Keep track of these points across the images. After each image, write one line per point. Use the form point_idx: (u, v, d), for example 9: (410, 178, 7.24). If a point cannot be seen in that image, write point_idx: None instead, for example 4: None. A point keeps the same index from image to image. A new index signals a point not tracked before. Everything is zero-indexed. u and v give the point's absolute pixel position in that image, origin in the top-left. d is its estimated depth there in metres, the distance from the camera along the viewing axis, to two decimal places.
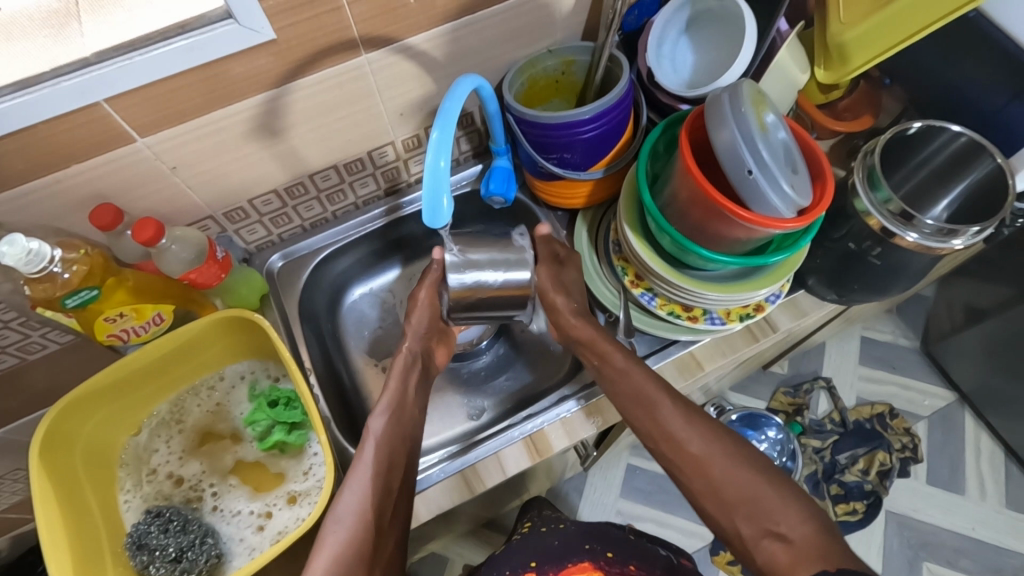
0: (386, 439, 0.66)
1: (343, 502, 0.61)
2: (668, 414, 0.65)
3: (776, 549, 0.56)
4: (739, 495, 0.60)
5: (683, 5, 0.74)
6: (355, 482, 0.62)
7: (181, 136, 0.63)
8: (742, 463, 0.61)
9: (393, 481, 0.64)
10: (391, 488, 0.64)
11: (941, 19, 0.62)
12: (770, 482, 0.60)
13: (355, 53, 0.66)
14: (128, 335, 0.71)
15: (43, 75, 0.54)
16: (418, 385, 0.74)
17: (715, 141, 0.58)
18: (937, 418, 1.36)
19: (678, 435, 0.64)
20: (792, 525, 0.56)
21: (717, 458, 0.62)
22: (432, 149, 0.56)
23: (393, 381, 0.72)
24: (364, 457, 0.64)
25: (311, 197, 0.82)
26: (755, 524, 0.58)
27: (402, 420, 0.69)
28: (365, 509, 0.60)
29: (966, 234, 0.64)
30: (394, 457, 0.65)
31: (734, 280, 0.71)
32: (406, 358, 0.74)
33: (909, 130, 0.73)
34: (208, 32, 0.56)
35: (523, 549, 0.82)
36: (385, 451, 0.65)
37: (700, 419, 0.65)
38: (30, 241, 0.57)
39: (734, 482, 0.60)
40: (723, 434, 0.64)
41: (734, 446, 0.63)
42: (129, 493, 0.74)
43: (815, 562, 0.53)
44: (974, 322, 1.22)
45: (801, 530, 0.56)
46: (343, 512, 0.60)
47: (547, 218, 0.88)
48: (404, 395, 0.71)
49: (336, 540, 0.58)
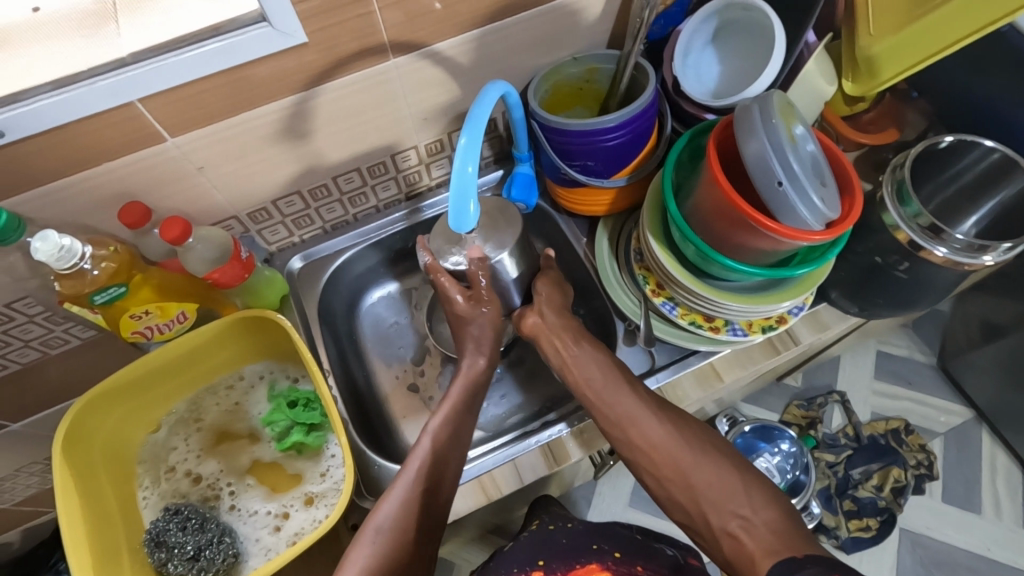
0: (437, 447, 0.67)
1: (383, 510, 0.62)
2: (634, 406, 0.66)
3: (740, 534, 0.58)
4: (704, 484, 0.62)
5: (710, 16, 0.74)
6: (395, 491, 0.63)
7: (210, 137, 0.64)
8: (704, 452, 0.64)
9: (440, 495, 0.65)
10: (436, 501, 0.64)
11: (972, 34, 0.61)
12: (735, 470, 0.62)
13: (382, 58, 0.66)
14: (152, 332, 0.71)
15: (79, 75, 0.54)
16: (476, 390, 0.74)
17: (744, 151, 0.58)
18: (953, 436, 1.34)
19: (641, 429, 0.65)
20: (757, 510, 0.59)
21: (684, 450, 0.64)
22: (461, 154, 0.56)
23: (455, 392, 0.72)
24: (411, 465, 0.65)
25: (332, 200, 0.82)
26: (718, 512, 0.60)
27: (454, 427, 0.69)
28: (407, 517, 0.62)
29: (997, 250, 0.63)
30: (443, 468, 0.66)
31: (757, 292, 0.70)
32: (474, 376, 0.73)
33: (941, 143, 0.73)
34: (241, 35, 0.56)
35: (529, 545, 0.82)
36: (436, 461, 0.66)
37: (668, 411, 0.67)
38: (63, 237, 0.58)
39: (700, 473, 0.62)
40: (688, 426, 0.66)
41: (698, 438, 0.65)
42: (146, 490, 0.74)
43: (781, 547, 0.55)
44: (992, 338, 1.20)
45: (763, 514, 0.58)
46: (383, 519, 0.62)
47: (567, 225, 0.88)
48: (462, 403, 0.71)
49: (370, 550, 0.60)
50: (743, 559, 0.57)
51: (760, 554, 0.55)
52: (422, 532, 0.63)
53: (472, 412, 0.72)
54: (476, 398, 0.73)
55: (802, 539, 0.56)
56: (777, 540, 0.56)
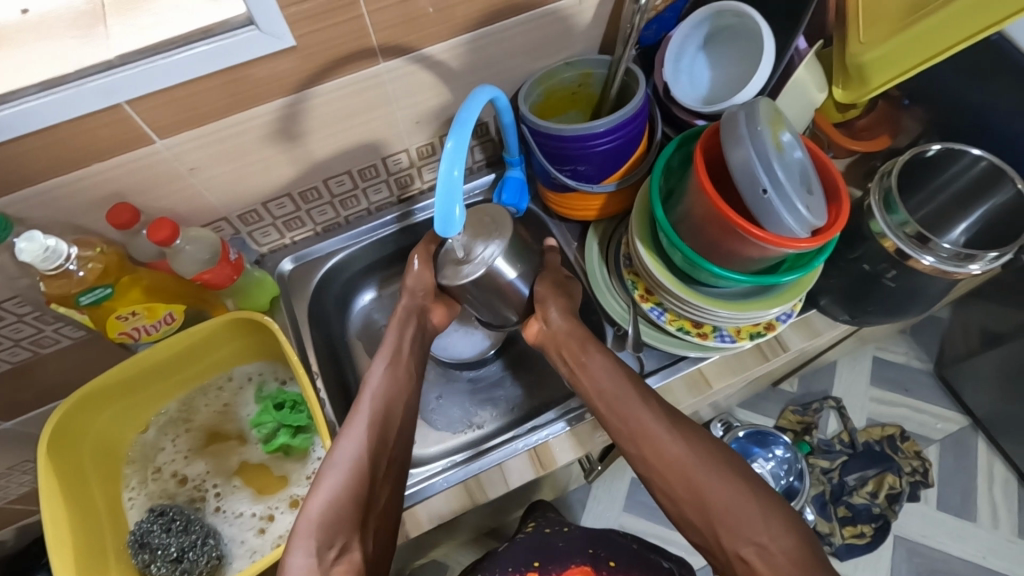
0: (383, 392, 0.69)
1: (341, 448, 0.63)
2: (651, 422, 0.66)
3: (753, 558, 0.58)
4: (718, 506, 0.61)
5: (701, 22, 0.74)
6: (351, 433, 0.65)
7: (200, 139, 0.64)
8: (722, 472, 0.63)
9: (389, 434, 0.67)
10: (387, 439, 0.66)
11: (962, 42, 0.61)
12: (751, 492, 0.62)
13: (373, 61, 0.66)
14: (140, 333, 0.71)
15: (68, 76, 0.54)
16: (414, 338, 0.76)
17: (730, 158, 0.58)
18: (950, 443, 1.33)
19: (658, 444, 0.65)
20: (770, 536, 0.59)
21: (699, 469, 0.63)
22: (446, 158, 0.56)
23: (392, 337, 0.74)
24: (362, 411, 0.67)
25: (324, 202, 0.82)
26: (731, 536, 0.60)
27: (397, 377, 0.71)
28: (362, 456, 0.63)
29: (984, 260, 0.63)
30: (390, 411, 0.68)
31: (744, 298, 0.70)
32: (402, 311, 0.76)
33: (929, 151, 0.73)
34: (231, 38, 0.56)
35: (524, 547, 0.83)
36: (382, 404, 0.68)
37: (683, 425, 0.66)
38: (48, 238, 0.58)
39: (715, 492, 0.62)
40: (704, 444, 0.65)
41: (716, 458, 0.64)
42: (133, 490, 0.75)
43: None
44: (989, 346, 1.20)
45: (777, 542, 0.58)
46: (342, 454, 0.63)
47: (559, 230, 0.88)
48: (401, 353, 0.73)
49: (330, 483, 0.61)
50: None
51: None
52: (377, 468, 0.64)
53: (412, 356, 0.75)
54: (415, 345, 0.76)
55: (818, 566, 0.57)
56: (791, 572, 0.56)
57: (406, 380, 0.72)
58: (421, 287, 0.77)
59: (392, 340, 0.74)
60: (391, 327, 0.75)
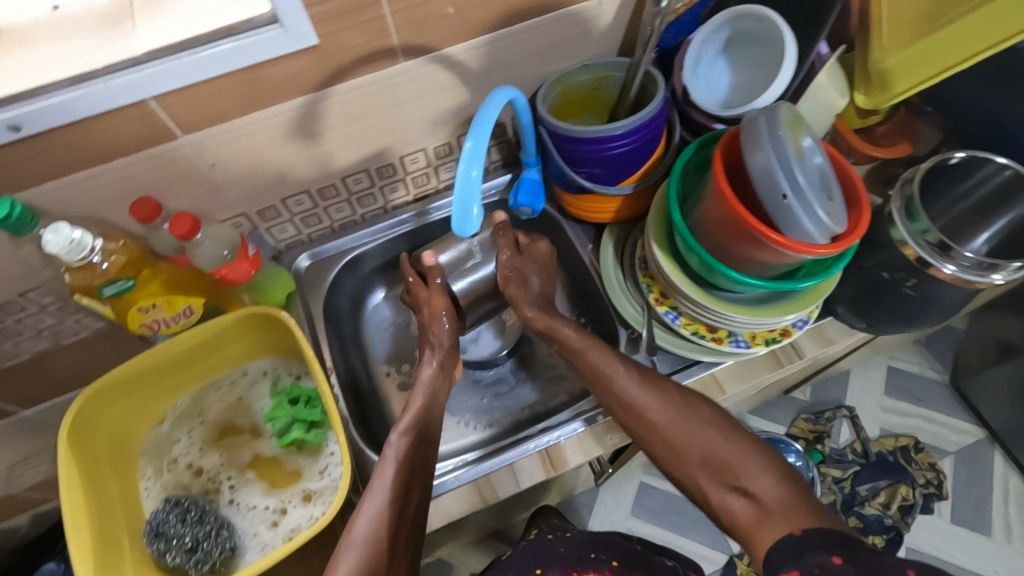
0: (405, 463, 0.63)
1: (359, 522, 0.59)
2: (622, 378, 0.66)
3: (739, 506, 0.56)
4: (703, 459, 0.60)
5: (721, 26, 0.74)
6: (369, 504, 0.60)
7: (221, 135, 0.65)
8: (705, 424, 0.62)
9: (409, 507, 0.61)
10: (406, 512, 0.61)
11: (989, 48, 0.62)
12: (725, 437, 0.61)
13: (393, 61, 0.67)
14: (159, 326, 0.72)
15: (96, 72, 0.55)
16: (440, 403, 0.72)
17: (750, 162, 0.58)
18: (964, 455, 1.31)
19: (639, 403, 0.64)
20: (755, 481, 0.56)
21: (681, 424, 0.62)
22: (465, 158, 0.56)
23: (414, 403, 0.69)
24: (380, 481, 0.62)
25: (341, 200, 0.83)
26: (719, 485, 0.58)
27: (421, 443, 0.66)
28: (380, 532, 0.58)
29: (1008, 269, 0.62)
30: (411, 481, 0.63)
31: (760, 304, 0.70)
32: (431, 380, 0.71)
33: (952, 159, 0.72)
34: (255, 36, 0.57)
35: (525, 555, 0.82)
36: (403, 475, 0.63)
37: (654, 383, 0.65)
38: (74, 231, 0.59)
39: (699, 445, 0.61)
40: (678, 399, 0.64)
41: (695, 411, 0.63)
42: (149, 480, 0.76)
43: (779, 520, 0.52)
44: (1006, 357, 1.18)
45: (764, 485, 0.56)
46: (359, 529, 0.58)
47: (574, 232, 0.88)
48: (424, 418, 0.68)
49: (348, 564, 0.56)
50: (739, 529, 0.55)
51: (757, 527, 0.53)
52: (395, 545, 0.59)
53: (436, 426, 0.69)
54: (435, 410, 0.70)
55: (811, 502, 0.54)
56: (781, 516, 0.52)
57: (427, 449, 0.66)
58: (445, 336, 0.76)
59: (414, 406, 0.69)
60: (416, 394, 0.70)
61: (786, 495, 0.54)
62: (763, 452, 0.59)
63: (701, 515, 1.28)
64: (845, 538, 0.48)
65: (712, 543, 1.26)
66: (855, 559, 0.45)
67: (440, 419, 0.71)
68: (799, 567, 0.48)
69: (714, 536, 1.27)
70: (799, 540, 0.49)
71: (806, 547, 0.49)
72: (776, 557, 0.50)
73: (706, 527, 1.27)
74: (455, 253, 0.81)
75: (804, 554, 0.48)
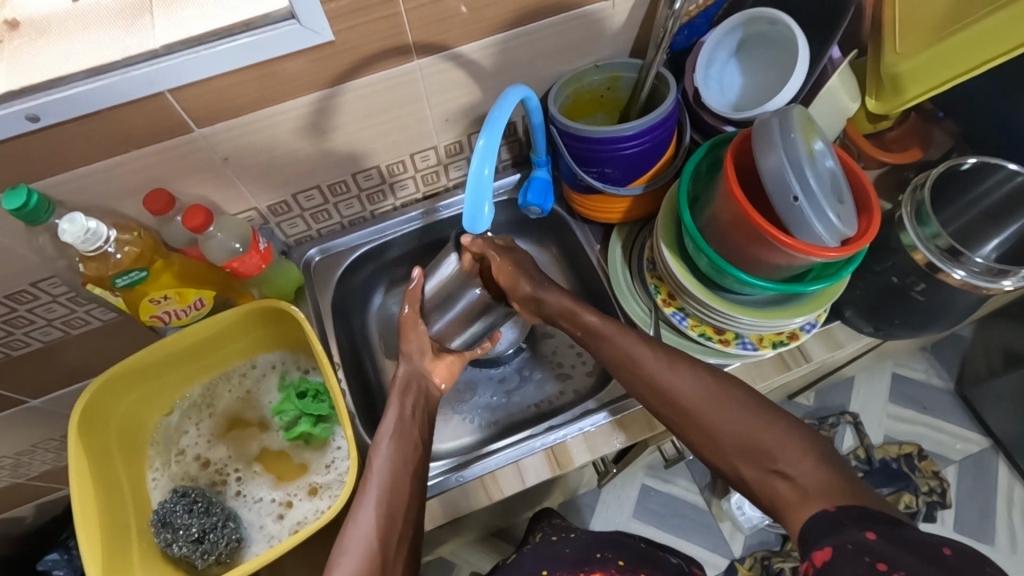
0: (387, 470, 0.63)
1: (350, 531, 0.59)
2: (650, 363, 0.65)
3: (782, 488, 0.56)
4: (742, 444, 0.59)
5: (734, 28, 0.74)
6: (362, 511, 0.60)
7: (236, 129, 0.66)
8: (742, 406, 0.60)
9: (399, 511, 0.61)
10: (395, 516, 0.61)
11: (1002, 55, 0.61)
12: (763, 420, 0.59)
13: (407, 58, 0.67)
14: (170, 318, 0.73)
15: (114, 64, 0.56)
16: (416, 403, 0.70)
17: (761, 164, 0.58)
18: (969, 463, 1.31)
19: (674, 385, 0.64)
20: (795, 465, 0.56)
21: (712, 406, 0.61)
22: (477, 156, 0.56)
23: (392, 407, 0.69)
24: (370, 487, 0.62)
25: (351, 196, 0.83)
26: (758, 467, 0.58)
27: (406, 445, 0.66)
28: (371, 539, 0.59)
29: (1017, 275, 0.63)
30: (398, 486, 0.63)
31: (769, 306, 0.70)
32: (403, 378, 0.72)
33: (963, 165, 0.72)
34: (272, 31, 0.58)
35: (532, 557, 0.83)
36: (388, 480, 0.62)
37: (684, 365, 0.65)
38: (90, 220, 0.60)
39: (735, 427, 0.60)
40: (708, 381, 0.63)
41: (726, 393, 0.62)
42: (157, 471, 0.76)
43: (820, 501, 0.52)
44: (1014, 367, 1.18)
45: (806, 469, 0.55)
46: (354, 536, 0.59)
47: (582, 231, 0.88)
48: (405, 421, 0.68)
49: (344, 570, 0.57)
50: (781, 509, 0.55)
51: (798, 507, 0.54)
52: (388, 549, 0.59)
53: (420, 423, 0.69)
54: (417, 414, 0.70)
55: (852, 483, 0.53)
56: (821, 500, 0.52)
57: (413, 453, 0.65)
58: (416, 351, 0.73)
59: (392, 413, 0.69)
60: (391, 395, 0.70)
61: (829, 479, 0.54)
62: (800, 435, 0.58)
63: (703, 519, 1.28)
64: (878, 512, 0.50)
65: (713, 546, 1.26)
66: (890, 536, 0.47)
67: (428, 420, 0.71)
68: (833, 543, 0.48)
69: (715, 539, 1.26)
70: (835, 516, 0.50)
71: (841, 521, 0.49)
72: (812, 531, 0.51)
73: (707, 531, 1.27)
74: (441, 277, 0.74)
75: (839, 530, 0.49)
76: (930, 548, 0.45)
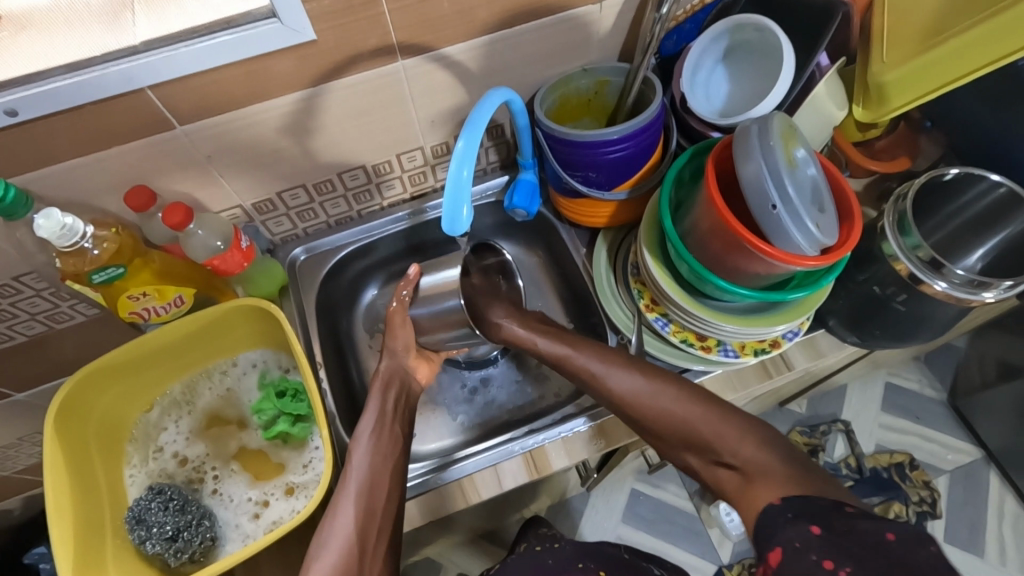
0: (366, 466, 0.63)
1: (331, 526, 0.60)
2: (605, 366, 0.67)
3: (724, 474, 0.58)
4: (692, 445, 0.61)
5: (721, 35, 0.74)
6: (342, 508, 0.61)
7: (218, 126, 0.65)
8: (687, 400, 0.62)
9: (377, 504, 0.61)
10: (375, 510, 0.61)
11: (985, 66, 0.61)
12: (714, 415, 0.60)
13: (391, 59, 0.67)
14: (149, 314, 0.73)
15: (93, 60, 0.56)
16: (397, 401, 0.71)
17: (741, 171, 0.58)
18: (960, 474, 1.30)
19: (625, 390, 0.65)
20: (746, 465, 0.57)
21: (664, 403, 0.63)
22: (457, 158, 0.56)
23: (373, 403, 0.69)
24: (349, 483, 0.62)
25: (337, 195, 0.83)
26: (702, 456, 0.60)
27: (384, 444, 0.66)
28: (351, 534, 0.59)
29: (998, 288, 0.62)
30: (377, 481, 0.62)
31: (751, 314, 0.69)
32: (384, 376, 0.72)
33: (945, 175, 0.72)
34: (252, 29, 0.57)
35: (517, 566, 0.83)
36: (367, 476, 0.62)
37: (640, 368, 0.66)
38: (66, 216, 0.60)
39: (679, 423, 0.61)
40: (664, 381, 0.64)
41: (680, 389, 0.63)
42: (134, 467, 0.76)
43: (772, 487, 0.53)
44: (1007, 378, 1.17)
45: (746, 459, 0.57)
46: (333, 528, 0.59)
47: (568, 235, 0.88)
48: (385, 421, 0.68)
49: (323, 562, 0.57)
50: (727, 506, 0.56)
51: (750, 493, 0.55)
52: (366, 541, 0.59)
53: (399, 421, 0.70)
54: (399, 411, 0.70)
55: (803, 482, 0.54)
56: (766, 483, 0.54)
57: (393, 448, 0.66)
58: (401, 348, 0.75)
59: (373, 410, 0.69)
60: (372, 394, 0.71)
61: (772, 460, 0.55)
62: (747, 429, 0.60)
63: (692, 524, 1.28)
64: (818, 501, 0.50)
65: (701, 552, 1.26)
66: (833, 530, 0.46)
67: (410, 417, 0.72)
68: (782, 541, 0.48)
69: (703, 545, 1.26)
70: (779, 509, 0.51)
71: (786, 516, 0.50)
72: (763, 526, 0.51)
73: (695, 536, 1.27)
74: (441, 279, 0.77)
75: (783, 526, 0.49)
76: (873, 537, 0.45)
